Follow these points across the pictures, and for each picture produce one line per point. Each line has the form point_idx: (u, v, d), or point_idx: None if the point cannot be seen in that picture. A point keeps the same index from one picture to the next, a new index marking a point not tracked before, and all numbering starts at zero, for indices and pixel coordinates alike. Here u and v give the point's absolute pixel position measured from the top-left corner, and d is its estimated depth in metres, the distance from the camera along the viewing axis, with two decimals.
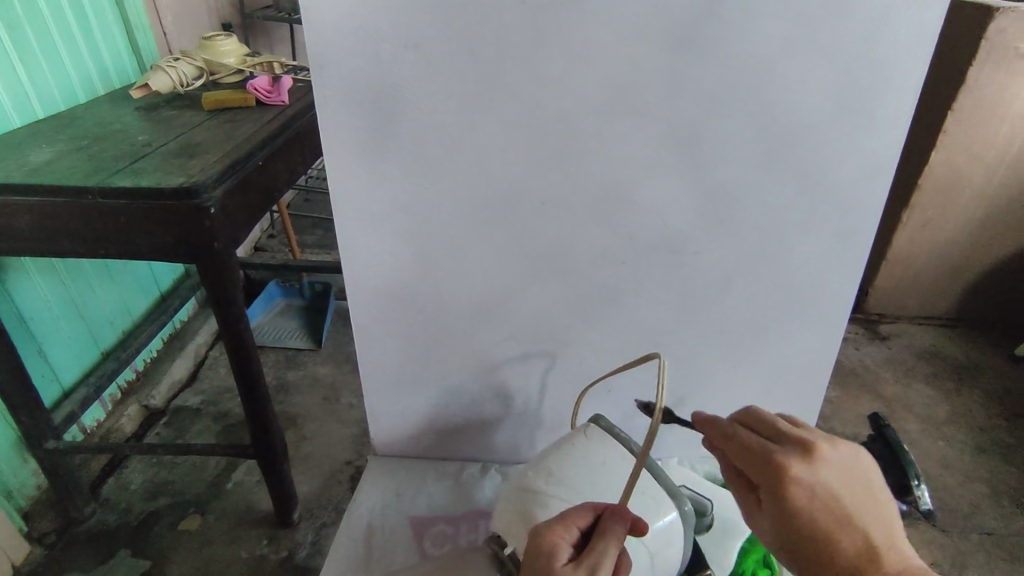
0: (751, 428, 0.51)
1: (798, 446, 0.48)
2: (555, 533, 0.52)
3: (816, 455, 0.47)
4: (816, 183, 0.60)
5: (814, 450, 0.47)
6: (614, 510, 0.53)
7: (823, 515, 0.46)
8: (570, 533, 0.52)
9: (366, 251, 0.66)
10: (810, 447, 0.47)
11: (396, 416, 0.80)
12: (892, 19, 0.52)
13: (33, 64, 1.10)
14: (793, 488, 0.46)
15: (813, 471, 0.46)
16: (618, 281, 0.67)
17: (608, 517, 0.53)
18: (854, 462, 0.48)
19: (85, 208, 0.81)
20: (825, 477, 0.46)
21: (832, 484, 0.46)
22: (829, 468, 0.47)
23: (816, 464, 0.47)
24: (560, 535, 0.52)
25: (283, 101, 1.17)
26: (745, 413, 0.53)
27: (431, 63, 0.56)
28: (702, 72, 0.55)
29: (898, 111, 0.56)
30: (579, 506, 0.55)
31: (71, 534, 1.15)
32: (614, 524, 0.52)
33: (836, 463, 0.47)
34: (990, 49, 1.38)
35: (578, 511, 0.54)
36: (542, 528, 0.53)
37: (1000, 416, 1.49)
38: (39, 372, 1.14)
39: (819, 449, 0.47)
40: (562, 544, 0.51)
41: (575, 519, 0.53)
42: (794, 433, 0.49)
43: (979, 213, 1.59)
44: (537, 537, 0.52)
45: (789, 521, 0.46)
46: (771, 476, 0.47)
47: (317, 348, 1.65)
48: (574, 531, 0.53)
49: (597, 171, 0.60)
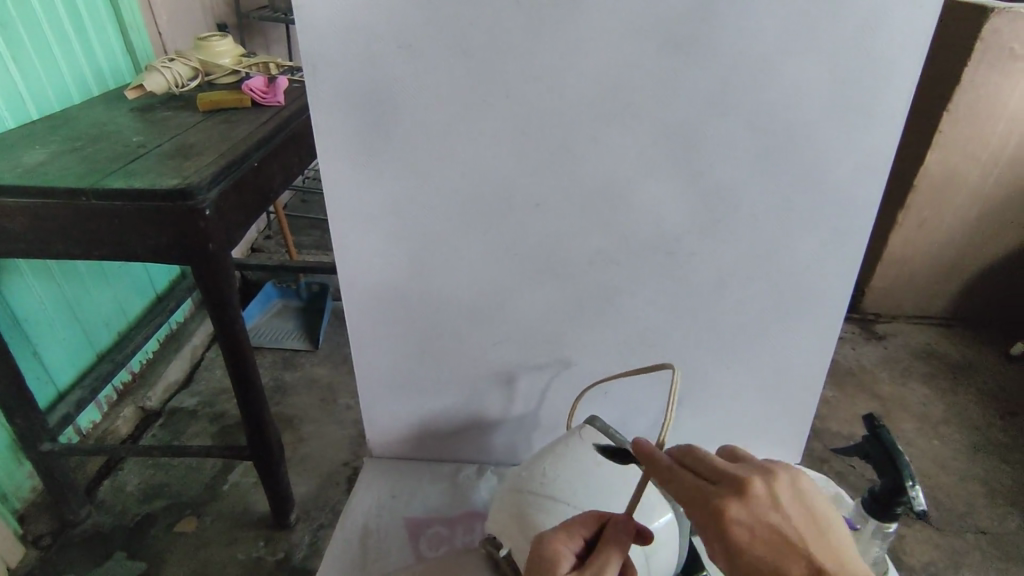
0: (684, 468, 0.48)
1: (729, 483, 0.45)
2: (558, 541, 0.51)
3: (749, 489, 0.44)
4: (810, 183, 0.60)
5: (746, 485, 0.44)
6: (617, 520, 0.52)
7: (765, 554, 0.42)
8: (573, 543, 0.52)
9: (361, 253, 0.66)
10: (740, 484, 0.44)
11: (392, 417, 0.80)
12: (887, 20, 0.52)
13: (26, 64, 1.10)
14: (727, 527, 0.43)
15: (747, 506, 0.43)
16: (614, 281, 0.67)
17: (612, 527, 0.52)
18: (795, 490, 0.44)
19: (78, 209, 0.81)
20: (761, 510, 0.43)
21: (771, 518, 0.43)
22: (764, 502, 0.43)
23: (748, 498, 0.43)
24: (564, 545, 0.51)
25: (279, 102, 1.17)
26: (679, 451, 0.50)
27: (425, 63, 0.55)
28: (697, 73, 0.55)
29: (893, 110, 0.56)
30: (584, 515, 0.54)
31: (66, 537, 1.14)
32: (619, 535, 0.51)
33: (773, 496, 0.44)
34: (985, 50, 1.39)
35: (583, 520, 0.53)
36: (546, 536, 0.52)
37: (996, 415, 1.49)
38: (33, 374, 1.13)
39: (750, 483, 0.44)
40: (566, 552, 0.50)
41: (579, 528, 0.53)
42: (727, 469, 0.46)
43: (974, 212, 1.60)
44: (542, 545, 0.51)
45: (733, 563, 0.43)
46: (705, 516, 0.44)
47: (313, 349, 1.65)
48: (577, 540, 0.52)
49: (593, 171, 0.60)
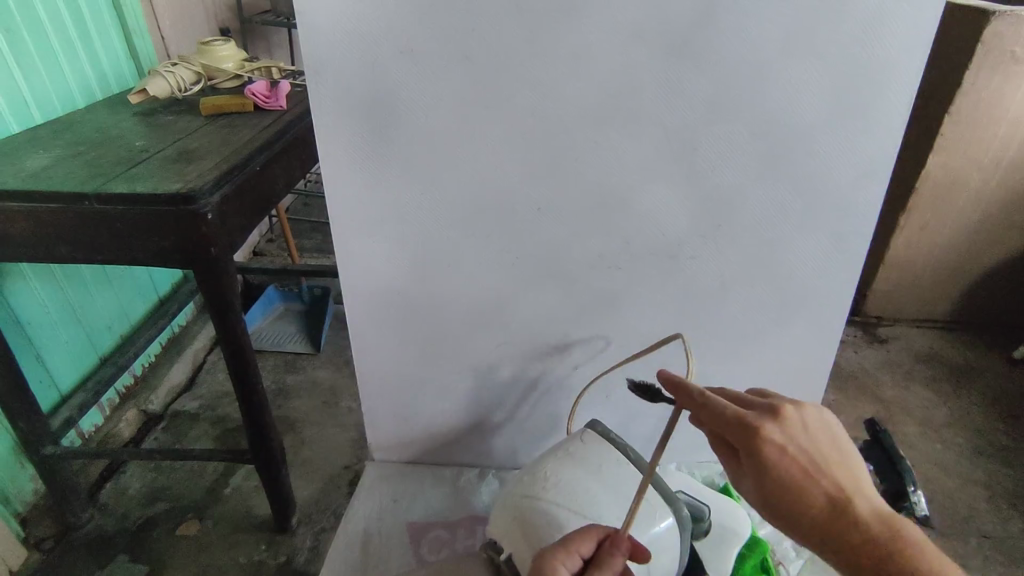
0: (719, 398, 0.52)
1: (765, 408, 0.49)
2: (558, 561, 0.51)
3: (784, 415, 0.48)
4: (811, 188, 0.60)
5: (780, 411, 0.49)
6: (615, 541, 0.52)
7: (795, 470, 0.46)
8: (572, 560, 0.52)
9: (363, 258, 0.67)
10: (775, 410, 0.48)
11: (394, 421, 0.80)
12: (887, 25, 0.52)
13: (31, 68, 1.10)
14: (763, 445, 0.47)
15: (782, 429, 0.47)
16: (615, 285, 0.67)
17: (609, 548, 0.52)
18: (823, 420, 0.49)
19: (81, 213, 0.81)
20: (792, 433, 0.48)
21: (802, 440, 0.47)
22: (797, 426, 0.48)
23: (782, 422, 0.48)
24: (563, 561, 0.51)
25: (282, 106, 1.17)
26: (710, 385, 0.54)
27: (427, 68, 0.56)
28: (697, 78, 0.55)
29: (894, 114, 0.56)
30: (583, 531, 0.53)
31: (68, 540, 1.14)
32: (617, 557, 0.51)
33: (803, 421, 0.48)
34: (987, 53, 1.38)
35: (583, 536, 0.53)
36: (545, 553, 0.52)
37: (1000, 419, 1.49)
38: (36, 377, 1.13)
39: (784, 409, 0.49)
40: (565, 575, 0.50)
41: (578, 546, 0.52)
42: (761, 400, 0.50)
43: (977, 215, 1.60)
44: (540, 562, 0.51)
45: (762, 477, 0.47)
46: (741, 435, 0.48)
47: (315, 352, 1.65)
48: (576, 559, 0.52)
49: (594, 176, 0.60)
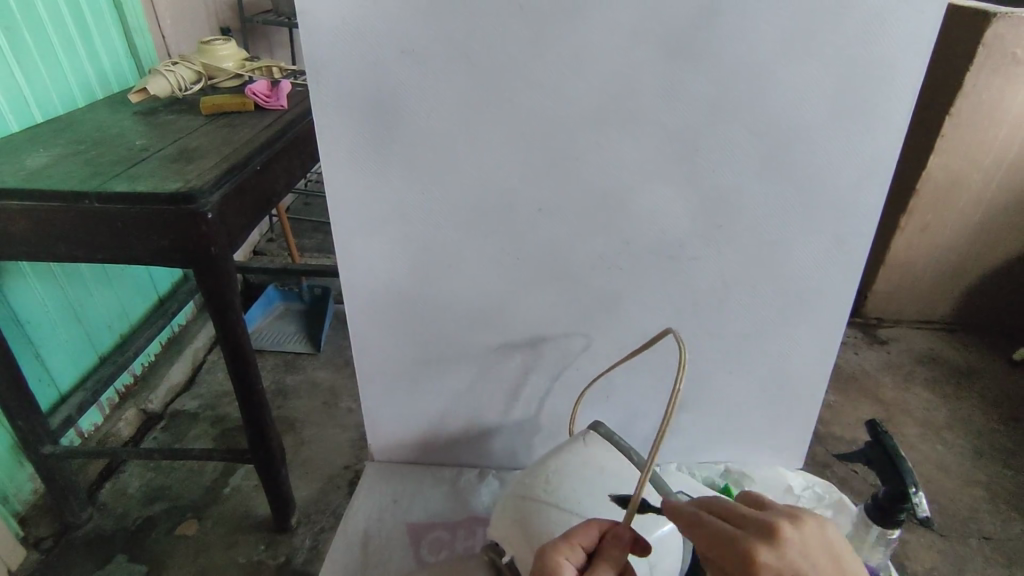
0: (710, 514, 0.49)
1: (759, 529, 0.45)
2: (561, 556, 0.51)
3: (780, 536, 0.45)
4: (812, 189, 0.60)
5: (776, 532, 0.45)
6: (617, 532, 0.53)
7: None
8: (574, 553, 0.51)
9: (363, 258, 0.66)
10: (770, 531, 0.45)
11: (394, 421, 0.80)
12: (890, 26, 0.52)
13: (31, 67, 1.10)
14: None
15: (778, 554, 0.44)
16: (615, 286, 0.67)
17: (612, 540, 0.52)
18: (820, 542, 0.45)
19: (82, 212, 0.81)
20: (791, 559, 0.44)
21: (800, 565, 0.43)
22: (795, 550, 0.44)
23: (780, 547, 0.44)
24: (566, 556, 0.51)
25: (282, 106, 1.17)
26: (702, 500, 0.51)
27: (429, 67, 0.56)
28: (698, 80, 0.55)
29: (896, 115, 0.56)
30: (584, 525, 0.53)
31: (67, 540, 1.14)
32: (619, 549, 0.51)
33: (801, 544, 0.44)
34: (988, 54, 1.38)
35: (583, 529, 0.53)
36: (549, 548, 0.51)
37: (1000, 421, 1.49)
38: (35, 376, 1.13)
39: (780, 530, 0.45)
40: (569, 567, 0.50)
41: (580, 539, 0.52)
42: (754, 517, 0.47)
43: (978, 216, 1.59)
44: (543, 557, 0.51)
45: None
46: (737, 564, 0.44)
47: (315, 352, 1.65)
48: (578, 551, 0.52)
49: (596, 176, 0.60)
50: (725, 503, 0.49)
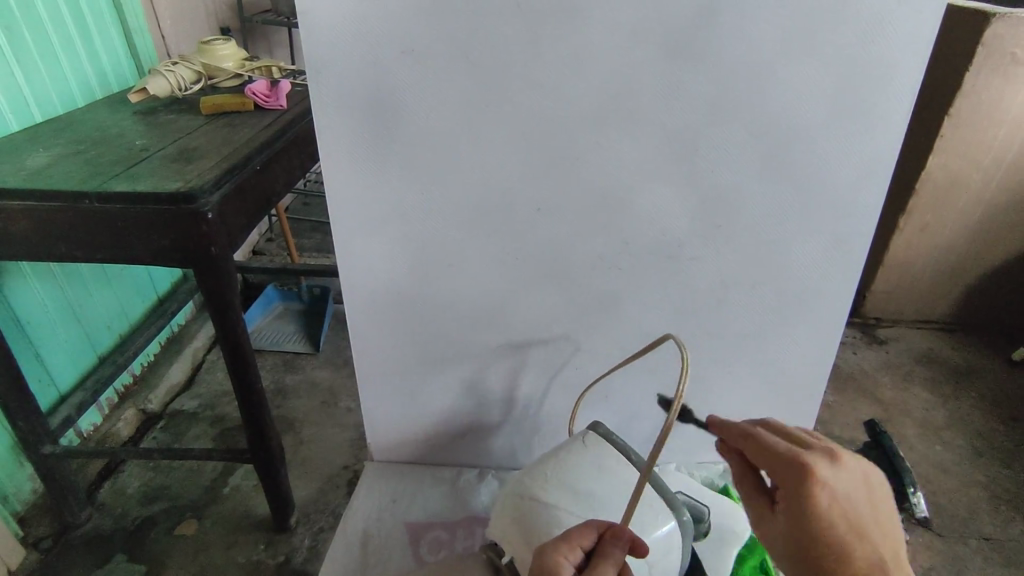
0: (768, 433, 0.51)
1: (822, 450, 0.47)
2: (561, 556, 0.51)
3: (840, 460, 0.46)
4: (812, 190, 0.60)
5: (837, 457, 0.47)
6: (615, 533, 0.53)
7: (841, 521, 0.44)
8: (574, 553, 0.52)
9: (362, 258, 0.66)
10: (832, 455, 0.47)
11: (393, 422, 0.80)
12: (889, 26, 0.52)
13: (30, 66, 1.10)
14: (817, 487, 0.44)
15: (836, 474, 0.45)
16: (615, 286, 0.67)
17: (610, 540, 0.52)
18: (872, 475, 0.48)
19: (81, 212, 0.81)
20: (847, 484, 0.45)
21: (852, 491, 0.45)
22: (850, 475, 0.46)
23: (839, 468, 0.46)
24: (565, 556, 0.51)
25: (282, 105, 1.17)
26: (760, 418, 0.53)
27: (428, 68, 0.56)
28: (697, 79, 0.55)
29: (894, 115, 0.56)
30: (584, 526, 0.54)
31: (67, 540, 1.14)
32: (618, 549, 0.52)
33: (855, 471, 0.46)
34: (986, 54, 1.39)
35: (583, 530, 0.53)
36: (549, 548, 0.51)
37: (999, 421, 1.49)
38: (35, 376, 1.13)
39: (841, 455, 0.47)
40: (568, 567, 0.50)
41: (580, 539, 0.52)
42: (815, 441, 0.49)
43: (976, 217, 1.60)
44: (543, 558, 0.51)
45: (804, 523, 0.45)
46: (794, 472, 0.46)
47: (315, 351, 1.65)
48: (577, 551, 0.52)
49: (597, 176, 0.60)
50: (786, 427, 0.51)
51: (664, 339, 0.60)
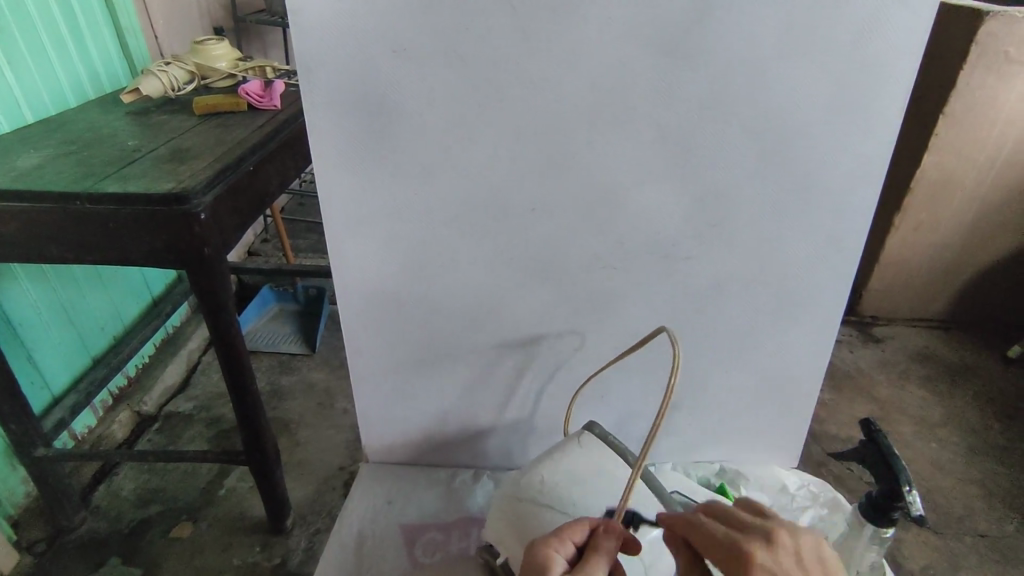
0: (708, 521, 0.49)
1: (758, 532, 0.45)
2: (550, 549, 0.51)
3: (776, 539, 0.45)
4: (807, 188, 0.60)
5: (775, 536, 0.45)
6: (608, 527, 0.53)
7: None
8: (565, 547, 0.51)
9: (355, 258, 0.66)
10: (770, 534, 0.45)
11: (388, 422, 0.80)
12: (883, 23, 0.52)
13: (22, 67, 1.09)
14: (753, 573, 0.43)
15: (773, 554, 0.44)
16: (610, 284, 0.66)
17: (603, 534, 0.52)
18: (821, 553, 0.45)
19: (72, 214, 0.81)
20: (787, 563, 0.44)
21: (794, 570, 0.43)
22: (790, 553, 0.44)
23: (776, 549, 0.44)
24: (556, 550, 0.51)
25: (276, 106, 1.17)
26: (701, 506, 0.51)
27: (420, 66, 0.55)
28: (692, 76, 0.55)
29: (889, 112, 0.56)
30: (575, 522, 0.53)
31: (60, 544, 1.14)
32: (610, 543, 0.51)
33: (796, 549, 0.44)
34: (981, 52, 1.39)
35: (574, 526, 0.53)
36: (540, 544, 0.51)
37: (995, 418, 1.49)
38: (27, 379, 1.13)
39: (779, 537, 0.45)
40: (558, 560, 0.50)
41: (571, 534, 0.52)
42: (755, 522, 0.47)
43: (971, 214, 1.60)
44: (534, 555, 0.50)
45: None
46: (731, 561, 0.44)
47: (310, 352, 1.64)
48: (568, 546, 0.52)
49: (591, 174, 0.60)
50: (724, 511, 0.49)
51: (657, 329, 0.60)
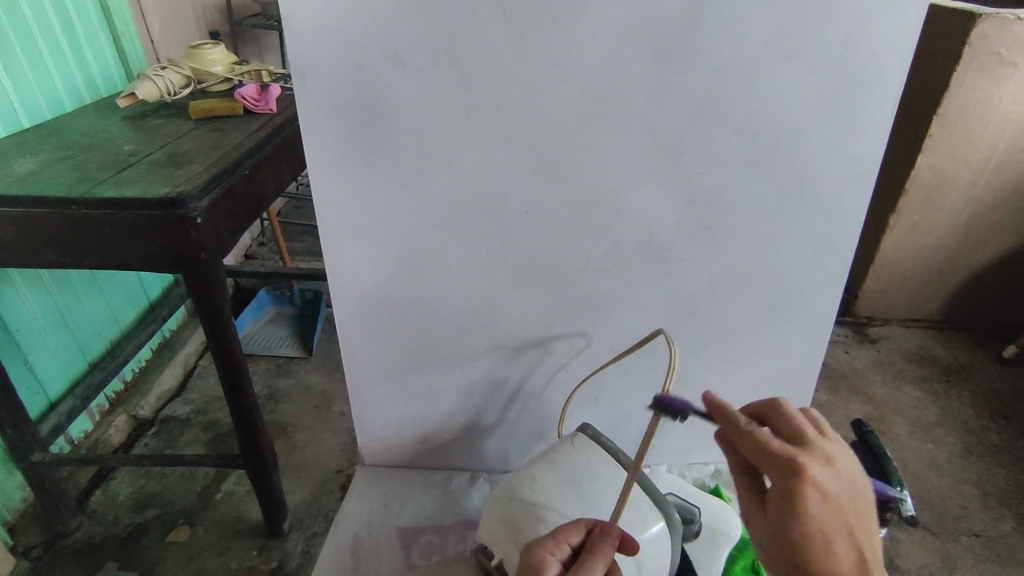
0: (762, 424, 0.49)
1: (816, 448, 0.46)
2: (547, 551, 0.51)
3: (832, 460, 0.45)
4: (799, 190, 0.60)
5: (829, 455, 0.46)
6: (604, 527, 0.53)
7: (827, 521, 0.43)
8: (562, 549, 0.52)
9: (350, 261, 0.66)
10: (829, 456, 0.45)
11: (384, 425, 0.80)
12: (871, 28, 0.53)
13: (18, 72, 1.10)
14: (806, 486, 0.44)
15: (825, 472, 0.45)
16: (605, 286, 0.67)
17: (599, 535, 0.53)
18: (862, 480, 0.46)
19: (68, 218, 0.81)
20: (836, 484, 0.44)
21: (838, 492, 0.44)
22: (840, 474, 0.45)
23: (830, 467, 0.45)
24: (552, 552, 0.51)
25: (271, 110, 1.17)
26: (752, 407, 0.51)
27: (413, 71, 0.56)
28: (683, 80, 0.55)
29: (878, 115, 0.56)
30: (571, 523, 0.54)
31: (56, 549, 1.14)
32: (607, 543, 0.52)
33: (844, 471, 0.45)
34: (973, 55, 1.40)
35: (570, 527, 0.53)
36: (536, 546, 0.52)
37: (990, 418, 1.50)
38: (24, 384, 1.13)
39: (835, 456, 0.46)
40: (554, 562, 0.50)
41: (567, 536, 0.53)
42: (811, 436, 0.47)
43: (965, 215, 1.61)
44: (530, 556, 0.51)
45: (786, 521, 0.44)
46: (782, 470, 0.45)
47: (307, 355, 1.64)
48: (565, 548, 0.52)
49: (584, 177, 0.60)
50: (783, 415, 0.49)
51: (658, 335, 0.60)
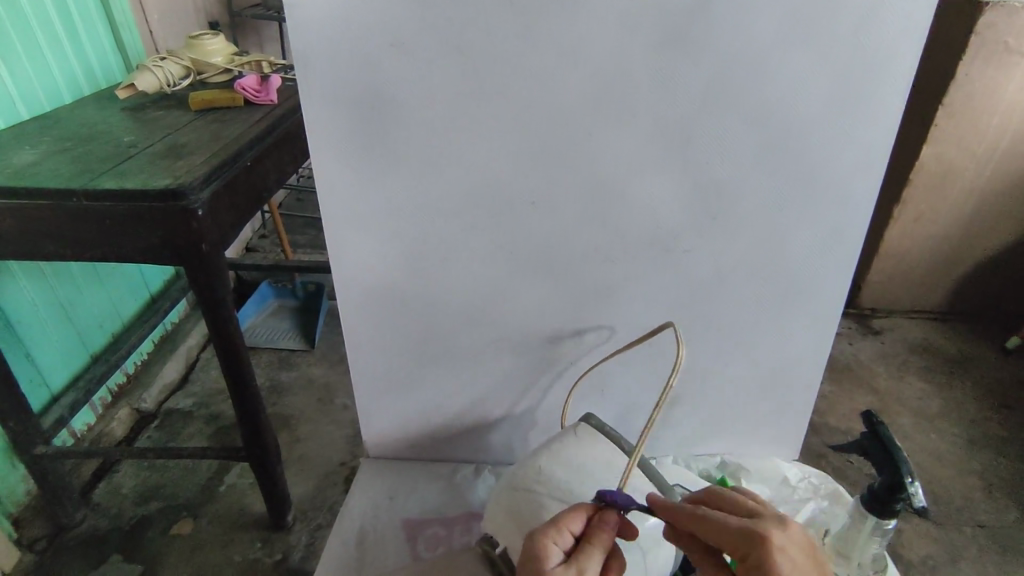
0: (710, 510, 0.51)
1: (771, 516, 0.49)
2: (548, 540, 0.51)
3: (787, 521, 0.48)
4: (809, 180, 0.60)
5: (784, 519, 0.49)
6: (603, 517, 0.53)
7: None
8: (564, 538, 0.51)
9: (355, 252, 0.66)
10: (781, 518, 0.49)
11: (389, 417, 0.79)
12: (885, 14, 0.52)
13: (16, 64, 1.09)
14: (774, 549, 0.46)
15: (785, 535, 0.47)
16: (611, 277, 0.66)
17: (598, 523, 0.53)
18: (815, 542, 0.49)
19: (68, 210, 0.80)
20: (799, 547, 0.47)
21: (801, 555, 0.46)
22: (801, 535, 0.48)
23: (787, 528, 0.48)
24: (553, 541, 0.51)
25: (272, 101, 1.16)
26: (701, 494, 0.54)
27: (418, 59, 0.55)
28: (692, 69, 0.55)
29: (891, 104, 0.55)
30: (573, 509, 0.53)
31: (61, 541, 1.14)
32: (606, 531, 0.52)
33: (801, 533, 0.48)
34: (980, 43, 1.38)
35: (570, 513, 0.53)
36: (536, 534, 0.51)
37: (994, 409, 1.50)
38: (27, 377, 1.12)
39: (788, 520, 0.49)
40: (554, 551, 0.50)
41: (569, 523, 0.52)
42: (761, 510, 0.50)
43: (970, 206, 1.60)
44: (531, 543, 0.51)
45: None
46: (749, 541, 0.47)
47: (309, 348, 1.64)
48: (566, 535, 0.52)
49: (591, 168, 0.59)
50: (729, 495, 0.52)
51: (663, 326, 0.64)
